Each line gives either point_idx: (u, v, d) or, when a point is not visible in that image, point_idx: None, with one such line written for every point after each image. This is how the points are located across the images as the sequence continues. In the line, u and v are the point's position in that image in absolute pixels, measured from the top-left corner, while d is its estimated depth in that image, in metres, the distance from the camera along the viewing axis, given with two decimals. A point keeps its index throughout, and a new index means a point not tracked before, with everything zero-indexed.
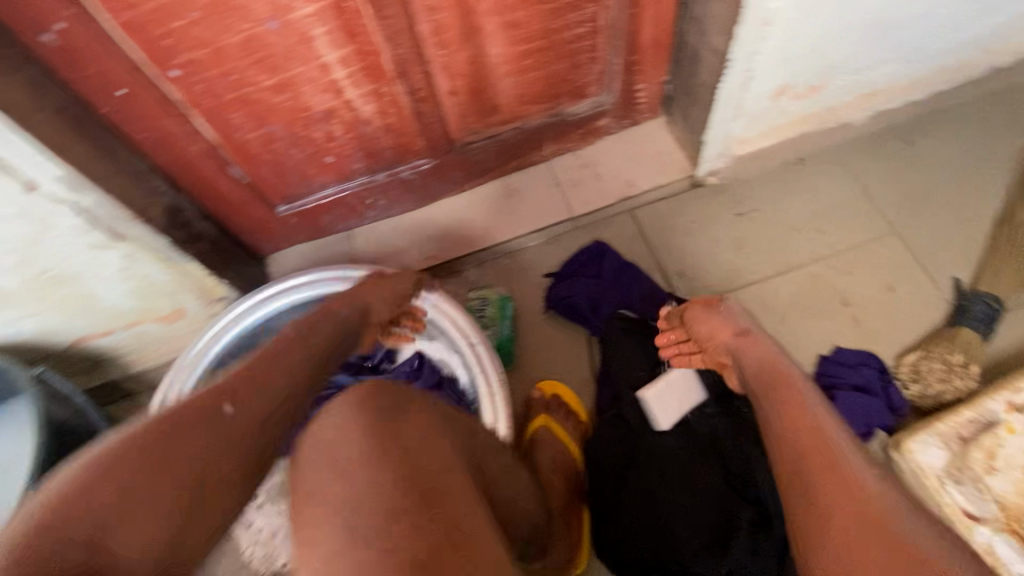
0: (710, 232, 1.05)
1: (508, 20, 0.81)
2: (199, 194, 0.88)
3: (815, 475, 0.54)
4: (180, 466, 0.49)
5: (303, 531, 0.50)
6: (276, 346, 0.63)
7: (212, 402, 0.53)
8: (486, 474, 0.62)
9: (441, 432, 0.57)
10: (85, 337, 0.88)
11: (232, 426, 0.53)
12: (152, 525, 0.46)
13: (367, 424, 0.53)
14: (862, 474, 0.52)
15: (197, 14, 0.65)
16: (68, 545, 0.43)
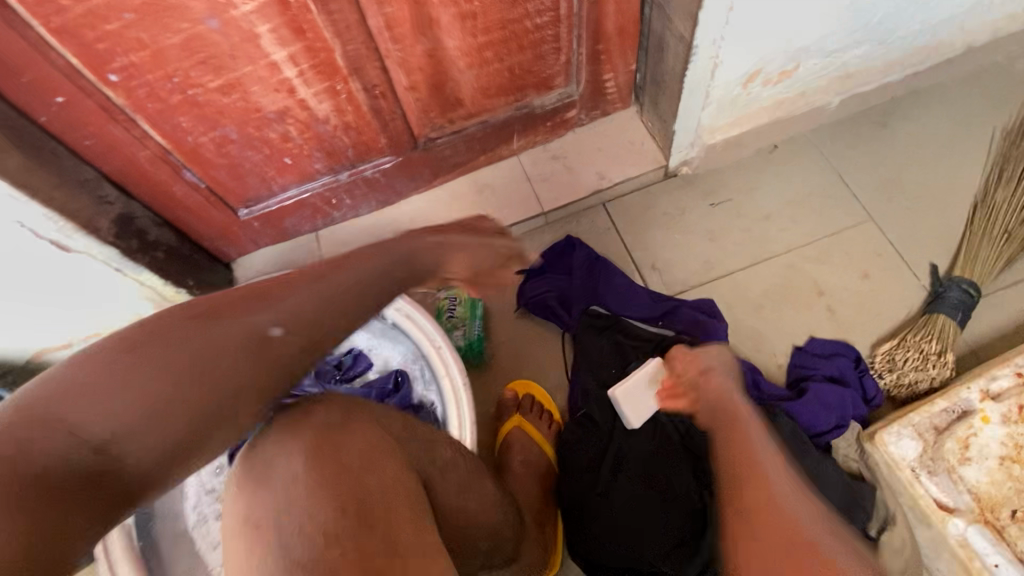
0: (684, 222, 1.03)
1: (464, 12, 0.78)
2: (154, 201, 0.85)
3: (743, 494, 0.50)
4: (206, 385, 0.47)
5: (241, 543, 0.47)
6: (351, 261, 0.56)
7: (263, 323, 0.49)
8: (445, 481, 0.60)
9: (393, 448, 0.55)
10: (41, 352, 0.85)
11: (276, 349, 0.50)
12: (161, 437, 0.45)
13: (315, 449, 0.50)
14: (790, 499, 0.50)
15: (131, 15, 0.63)
16: (82, 439, 0.43)
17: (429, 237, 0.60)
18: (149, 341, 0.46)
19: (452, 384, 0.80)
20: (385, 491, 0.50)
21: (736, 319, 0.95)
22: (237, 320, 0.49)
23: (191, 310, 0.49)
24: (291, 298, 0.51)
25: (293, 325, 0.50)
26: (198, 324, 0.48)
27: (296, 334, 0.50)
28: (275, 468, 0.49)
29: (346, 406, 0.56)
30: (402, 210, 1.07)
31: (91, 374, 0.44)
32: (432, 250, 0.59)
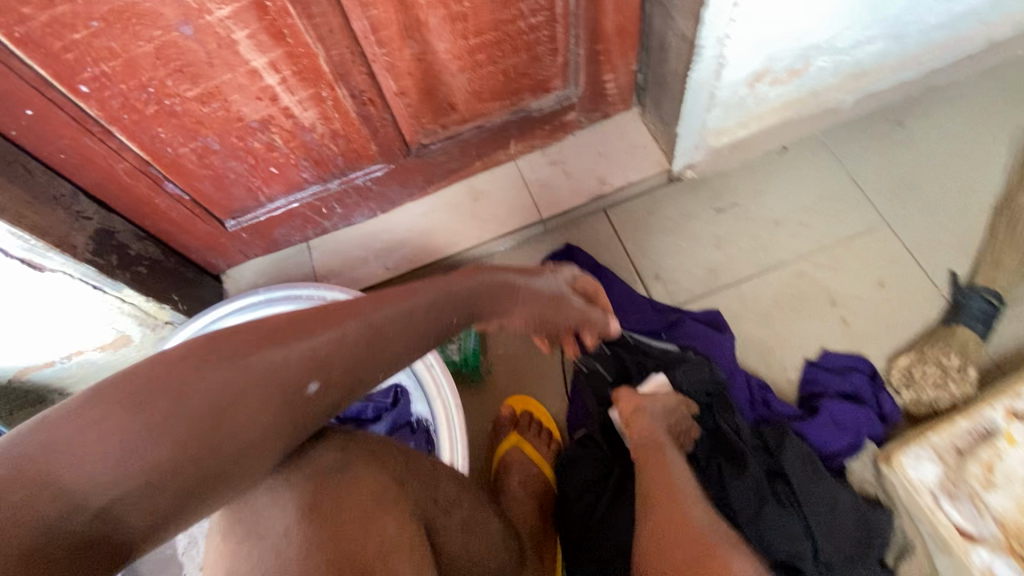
0: (689, 228, 0.98)
1: (454, 13, 0.74)
2: (135, 214, 0.82)
3: (654, 504, 0.65)
4: (225, 445, 0.43)
5: None
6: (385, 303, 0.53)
7: (299, 376, 0.46)
8: (451, 521, 0.57)
9: (395, 496, 0.52)
10: (22, 371, 0.83)
11: (305, 405, 0.47)
12: (163, 501, 0.41)
13: (312, 495, 0.49)
14: (691, 510, 0.63)
15: (99, 23, 0.59)
16: (74, 508, 0.37)
17: (491, 290, 0.59)
18: (172, 385, 0.42)
19: (445, 404, 0.76)
20: (385, 546, 0.47)
21: (744, 331, 0.91)
22: (271, 361, 0.45)
23: (203, 352, 0.44)
24: (331, 338, 0.48)
25: (334, 375, 0.48)
26: (225, 366, 0.44)
27: (333, 386, 0.48)
28: (268, 517, 0.47)
29: (347, 442, 0.54)
30: (396, 218, 1.04)
31: (101, 420, 0.39)
32: (489, 298, 0.59)
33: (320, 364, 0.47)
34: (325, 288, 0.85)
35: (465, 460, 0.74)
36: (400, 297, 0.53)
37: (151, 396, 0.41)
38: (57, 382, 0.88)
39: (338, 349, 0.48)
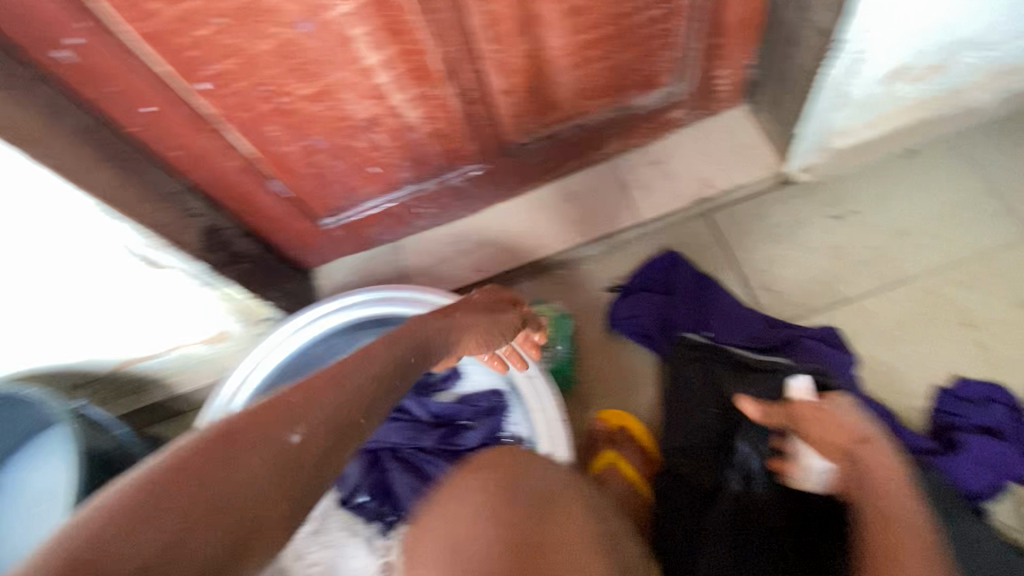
0: (801, 236, 0.91)
1: (573, 6, 0.70)
2: (240, 210, 0.82)
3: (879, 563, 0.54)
4: (233, 513, 0.38)
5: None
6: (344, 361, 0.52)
7: (282, 428, 0.43)
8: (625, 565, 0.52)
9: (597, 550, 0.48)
10: (129, 361, 0.84)
11: (302, 459, 0.43)
12: None
13: (499, 494, 0.46)
14: None
15: (223, 21, 0.58)
16: None
17: (442, 321, 0.63)
18: (172, 474, 0.37)
19: (550, 419, 0.74)
20: None
21: (869, 351, 0.84)
22: (263, 427, 0.42)
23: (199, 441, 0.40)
24: (306, 391, 0.47)
25: (316, 424, 0.45)
26: (222, 446, 0.40)
27: (320, 437, 0.45)
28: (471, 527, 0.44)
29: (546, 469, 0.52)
30: (486, 220, 1.00)
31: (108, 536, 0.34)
32: (440, 327, 0.62)
33: (299, 415, 0.44)
34: (418, 290, 0.84)
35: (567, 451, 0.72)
36: (356, 354, 0.54)
37: (166, 488, 0.37)
38: (160, 375, 0.89)
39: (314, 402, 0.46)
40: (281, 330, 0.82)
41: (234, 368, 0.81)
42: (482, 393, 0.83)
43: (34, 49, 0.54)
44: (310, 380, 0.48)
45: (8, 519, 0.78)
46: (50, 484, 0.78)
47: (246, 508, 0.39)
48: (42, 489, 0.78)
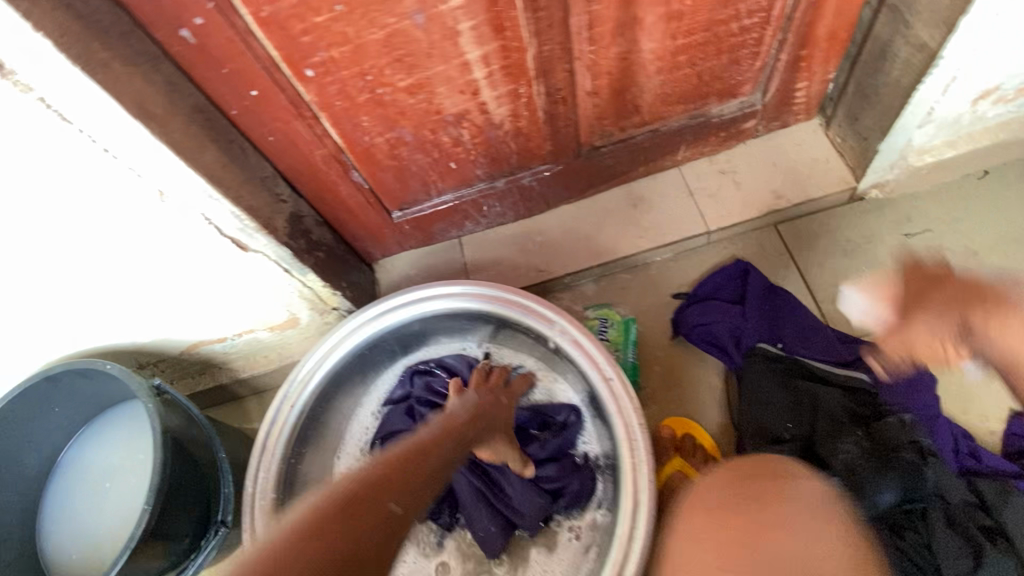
0: (873, 252, 0.91)
1: (673, 11, 0.70)
2: (319, 198, 0.83)
3: None
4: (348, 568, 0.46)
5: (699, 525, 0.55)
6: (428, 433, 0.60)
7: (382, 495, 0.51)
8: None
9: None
10: (199, 343, 0.84)
11: (400, 519, 0.51)
12: None
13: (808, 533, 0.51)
14: None
15: (341, 8, 0.58)
16: None
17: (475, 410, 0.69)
18: (300, 535, 0.45)
19: (624, 426, 0.70)
20: None
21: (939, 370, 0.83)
22: (366, 493, 0.51)
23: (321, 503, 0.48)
24: (395, 462, 0.55)
25: (410, 490, 0.54)
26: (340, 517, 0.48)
27: (411, 499, 0.53)
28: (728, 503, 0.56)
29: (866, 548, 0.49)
30: (551, 222, 1.00)
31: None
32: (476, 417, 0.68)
33: (395, 486, 0.53)
34: (486, 288, 0.81)
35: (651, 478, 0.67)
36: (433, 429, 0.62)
37: (296, 540, 0.45)
38: (225, 358, 0.89)
39: (390, 476, 0.53)
40: (345, 326, 0.81)
41: (302, 360, 0.81)
42: (560, 406, 0.83)
43: (160, 26, 0.55)
44: (403, 454, 0.56)
45: (71, 499, 0.82)
46: (121, 461, 0.82)
47: (359, 560, 0.47)
48: (114, 466, 0.82)
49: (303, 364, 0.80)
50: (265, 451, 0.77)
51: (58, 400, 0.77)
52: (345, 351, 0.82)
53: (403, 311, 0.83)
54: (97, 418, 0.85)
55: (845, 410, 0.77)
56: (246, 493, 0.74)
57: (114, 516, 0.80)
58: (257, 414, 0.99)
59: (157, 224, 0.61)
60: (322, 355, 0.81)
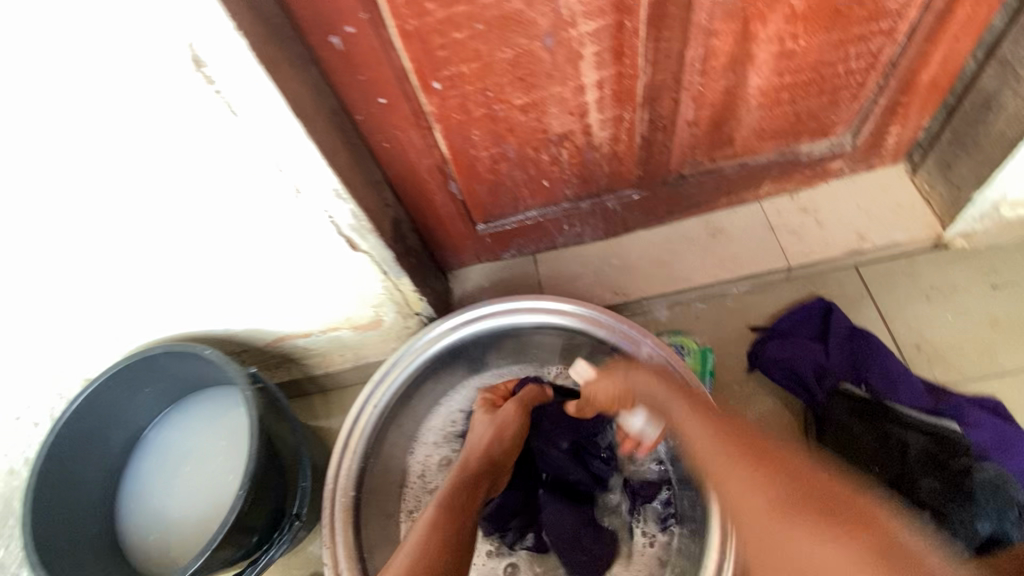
0: (958, 300, 0.90)
1: (785, 50, 0.72)
2: (415, 204, 0.85)
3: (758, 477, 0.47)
4: None
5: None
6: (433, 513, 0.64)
7: None
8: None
9: None
10: (284, 337, 0.86)
11: None
12: None
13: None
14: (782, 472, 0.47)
15: (480, 27, 0.61)
16: None
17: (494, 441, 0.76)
18: None
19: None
20: None
21: None
22: None
23: None
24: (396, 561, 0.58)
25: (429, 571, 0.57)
26: None
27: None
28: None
29: None
30: (629, 246, 1.01)
31: None
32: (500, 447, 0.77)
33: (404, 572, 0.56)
34: (568, 303, 0.82)
35: None
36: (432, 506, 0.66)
37: None
38: (305, 352, 0.91)
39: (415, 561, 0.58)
40: (426, 333, 0.83)
41: (382, 366, 0.82)
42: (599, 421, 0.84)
43: (315, 33, 0.58)
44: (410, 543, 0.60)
45: (150, 483, 0.83)
46: (199, 445, 0.84)
47: None
48: (192, 449, 0.84)
49: (381, 373, 0.81)
50: (348, 448, 0.77)
51: (148, 379, 0.79)
52: (423, 358, 0.84)
53: (484, 321, 0.84)
54: (178, 401, 0.86)
55: (925, 454, 0.74)
56: (328, 488, 0.75)
57: (193, 499, 0.81)
58: (325, 411, 1.01)
59: (286, 215, 0.64)
60: (401, 362, 0.83)
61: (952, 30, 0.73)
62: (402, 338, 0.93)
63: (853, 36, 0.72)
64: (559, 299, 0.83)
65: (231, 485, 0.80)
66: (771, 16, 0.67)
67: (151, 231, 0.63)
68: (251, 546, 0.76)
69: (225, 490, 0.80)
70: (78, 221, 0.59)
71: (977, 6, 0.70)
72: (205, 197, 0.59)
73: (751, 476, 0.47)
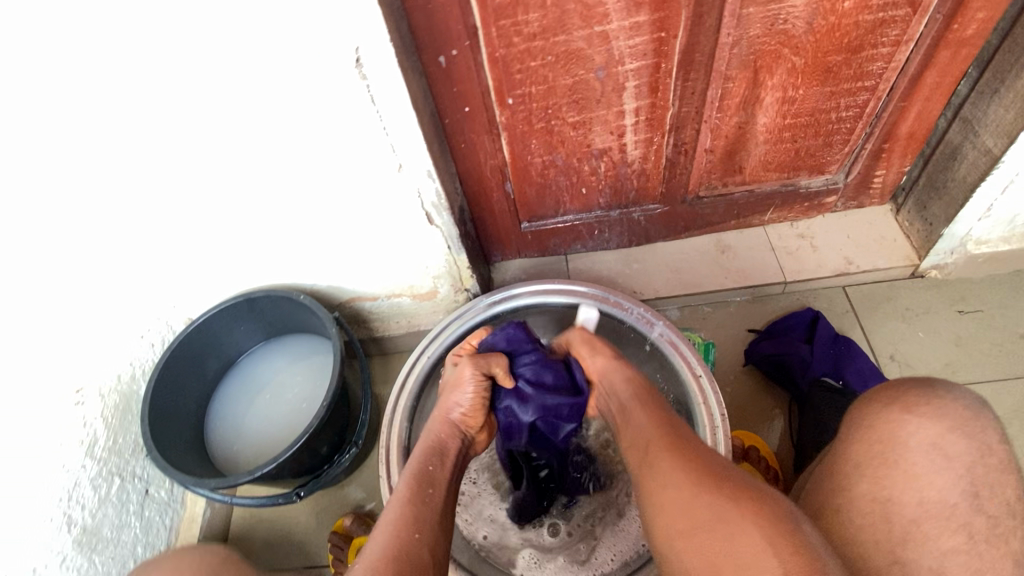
0: (930, 320, 1.05)
1: (788, 97, 0.90)
2: (474, 197, 1.03)
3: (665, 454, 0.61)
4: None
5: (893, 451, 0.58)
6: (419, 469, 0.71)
7: (403, 534, 0.61)
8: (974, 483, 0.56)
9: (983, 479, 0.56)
10: (357, 298, 1.04)
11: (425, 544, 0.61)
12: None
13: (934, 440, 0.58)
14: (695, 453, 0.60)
15: (550, 58, 0.81)
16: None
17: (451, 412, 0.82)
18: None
19: (707, 410, 0.84)
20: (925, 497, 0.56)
21: None
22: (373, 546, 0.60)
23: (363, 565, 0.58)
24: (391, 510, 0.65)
25: (421, 526, 0.63)
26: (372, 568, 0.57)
27: (425, 530, 0.63)
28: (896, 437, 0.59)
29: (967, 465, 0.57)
30: (649, 254, 1.18)
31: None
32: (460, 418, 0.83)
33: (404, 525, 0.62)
34: (595, 289, 0.99)
35: None
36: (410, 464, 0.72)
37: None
38: (369, 314, 1.08)
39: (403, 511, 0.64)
40: (475, 304, 1.00)
41: (437, 327, 1.00)
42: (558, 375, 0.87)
43: (429, 52, 0.78)
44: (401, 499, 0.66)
45: (237, 406, 1.01)
46: (283, 380, 1.03)
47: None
48: (276, 383, 1.03)
49: (436, 332, 0.99)
50: (404, 389, 0.94)
51: (246, 319, 0.98)
52: (470, 324, 1.01)
53: (523, 299, 1.01)
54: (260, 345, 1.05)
55: None
56: (386, 419, 0.92)
57: (277, 423, 0.99)
58: (376, 372, 1.17)
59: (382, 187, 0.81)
60: (452, 326, 1.00)
61: (925, 91, 0.90)
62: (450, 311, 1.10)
63: (843, 90, 0.90)
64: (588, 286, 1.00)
65: (305, 411, 1.00)
66: (777, 68, 0.86)
67: (274, 187, 0.81)
68: (316, 461, 0.92)
69: (300, 415, 0.99)
70: (257, 180, 0.79)
71: (943, 74, 0.88)
72: (324, 163, 0.78)
73: (677, 454, 0.60)
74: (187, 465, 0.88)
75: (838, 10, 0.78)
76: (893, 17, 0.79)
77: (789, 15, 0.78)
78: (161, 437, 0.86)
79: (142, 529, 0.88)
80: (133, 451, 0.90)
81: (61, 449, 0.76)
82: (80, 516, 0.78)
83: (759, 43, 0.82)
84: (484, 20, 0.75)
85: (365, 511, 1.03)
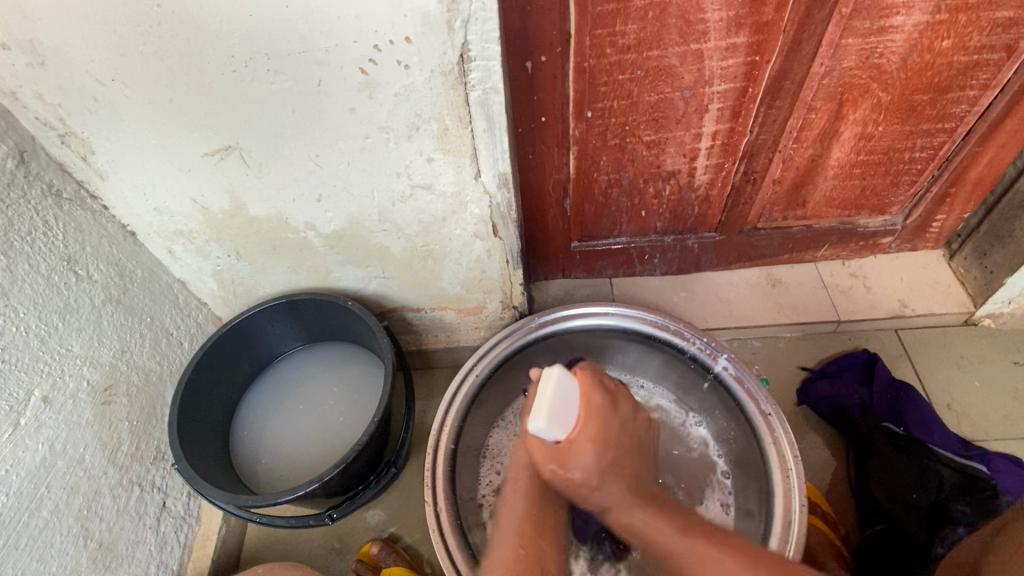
0: (985, 371, 1.03)
1: (866, 133, 0.89)
2: (531, 211, 0.99)
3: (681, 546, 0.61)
4: None
5: None
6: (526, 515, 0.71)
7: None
8: None
9: None
10: (400, 308, 0.98)
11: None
12: None
13: None
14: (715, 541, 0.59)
15: (639, 73, 0.78)
16: None
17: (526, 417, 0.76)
18: None
19: (781, 537, 0.74)
20: None
21: None
22: None
23: None
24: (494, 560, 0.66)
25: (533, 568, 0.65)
26: None
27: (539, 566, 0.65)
28: None
29: None
30: (697, 283, 1.14)
31: None
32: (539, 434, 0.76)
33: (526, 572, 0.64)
34: (655, 315, 0.94)
35: (801, 508, 0.76)
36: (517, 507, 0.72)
37: None
38: (410, 326, 1.03)
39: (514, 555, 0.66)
40: (526, 323, 0.95)
41: (486, 345, 0.94)
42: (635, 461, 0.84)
43: (517, 57, 0.74)
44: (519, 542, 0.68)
45: (266, 418, 0.95)
46: (319, 393, 0.96)
47: None
48: (311, 396, 0.96)
49: (484, 351, 0.93)
50: (451, 408, 0.89)
51: (284, 320, 0.92)
52: (518, 344, 0.95)
53: (578, 320, 0.96)
54: (293, 350, 0.99)
55: (956, 487, 0.83)
56: (432, 442, 0.85)
57: (307, 438, 0.92)
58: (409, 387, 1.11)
59: (454, 194, 0.77)
60: (501, 345, 0.94)
61: (1001, 138, 0.89)
62: (494, 327, 1.04)
63: (922, 130, 0.88)
64: (648, 312, 0.95)
65: (341, 424, 0.93)
66: (862, 103, 0.84)
67: None
68: (353, 482, 0.85)
69: (334, 429, 0.92)
70: None
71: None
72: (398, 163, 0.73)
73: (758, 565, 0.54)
74: (213, 479, 0.80)
75: (935, 49, 0.77)
76: (986, 61, 0.78)
77: (886, 49, 0.77)
78: (187, 445, 0.79)
79: (158, 545, 0.80)
80: (155, 459, 0.82)
81: (85, 454, 0.70)
82: (97, 529, 0.70)
83: (850, 76, 0.80)
84: (580, 27, 0.72)
85: (387, 537, 0.95)
